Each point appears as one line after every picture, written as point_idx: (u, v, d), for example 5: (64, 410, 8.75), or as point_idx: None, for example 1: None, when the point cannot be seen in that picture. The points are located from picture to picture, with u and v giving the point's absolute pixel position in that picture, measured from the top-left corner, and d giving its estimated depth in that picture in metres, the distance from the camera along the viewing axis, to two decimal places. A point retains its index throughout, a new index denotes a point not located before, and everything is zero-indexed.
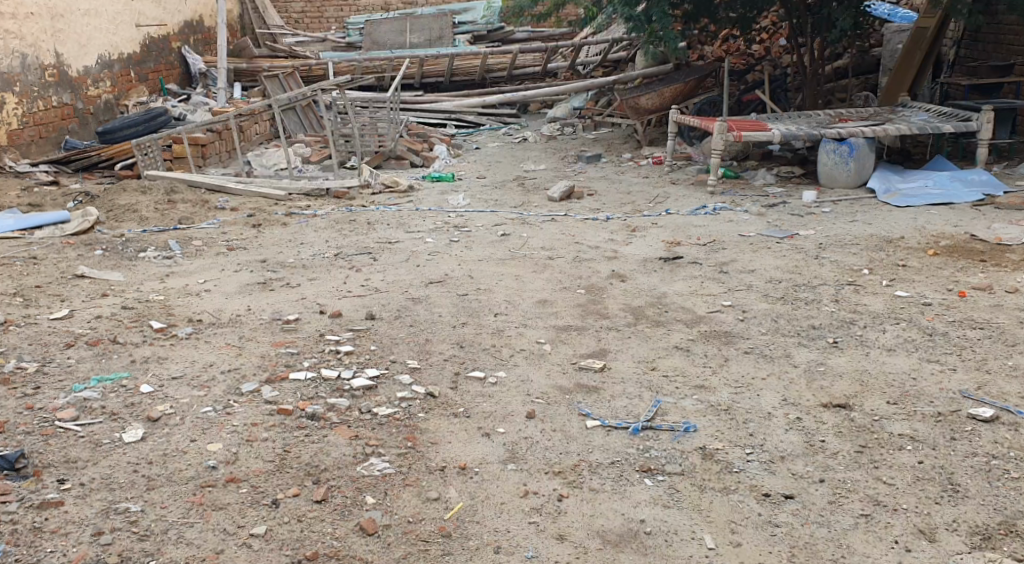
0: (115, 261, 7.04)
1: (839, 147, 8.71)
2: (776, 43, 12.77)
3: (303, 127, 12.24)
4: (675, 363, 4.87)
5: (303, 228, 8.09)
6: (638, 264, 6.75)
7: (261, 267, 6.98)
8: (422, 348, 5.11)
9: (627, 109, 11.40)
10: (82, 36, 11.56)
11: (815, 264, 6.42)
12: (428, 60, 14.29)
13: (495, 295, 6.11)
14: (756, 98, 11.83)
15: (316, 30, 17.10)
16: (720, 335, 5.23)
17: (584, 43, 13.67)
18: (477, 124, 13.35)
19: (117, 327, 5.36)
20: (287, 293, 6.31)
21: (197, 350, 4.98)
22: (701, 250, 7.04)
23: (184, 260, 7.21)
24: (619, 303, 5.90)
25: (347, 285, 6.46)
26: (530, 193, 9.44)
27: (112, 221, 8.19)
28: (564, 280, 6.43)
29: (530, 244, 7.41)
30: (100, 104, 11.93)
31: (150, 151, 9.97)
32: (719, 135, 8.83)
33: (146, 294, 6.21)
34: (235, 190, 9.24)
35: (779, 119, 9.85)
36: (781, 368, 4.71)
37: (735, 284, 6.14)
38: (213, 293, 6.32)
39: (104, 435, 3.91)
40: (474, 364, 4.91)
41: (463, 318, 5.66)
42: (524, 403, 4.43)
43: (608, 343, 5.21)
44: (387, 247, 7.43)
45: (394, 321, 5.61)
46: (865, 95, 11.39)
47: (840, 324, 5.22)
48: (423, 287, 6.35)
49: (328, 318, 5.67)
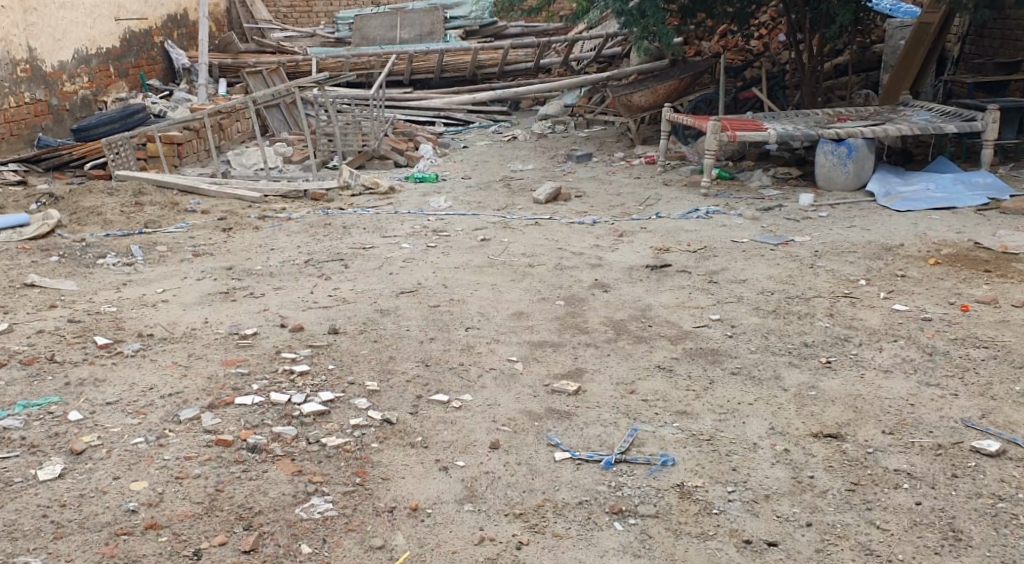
0: (70, 268, 6.71)
1: (837, 148, 8.35)
2: (774, 39, 12.38)
3: (287, 126, 11.84)
4: (656, 386, 4.49)
5: (275, 233, 7.69)
6: (621, 273, 6.37)
7: (226, 275, 6.61)
8: (383, 368, 4.73)
9: (619, 106, 10.94)
10: (57, 30, 11.17)
11: (809, 274, 6.05)
12: (417, 56, 13.88)
13: (468, 307, 5.73)
14: (753, 96, 11.43)
15: (306, 25, 16.62)
16: (706, 353, 4.85)
17: (578, 38, 13.25)
18: (467, 122, 12.96)
19: (58, 344, 5.04)
20: (248, 303, 5.94)
21: (140, 370, 4.62)
22: (690, 258, 6.67)
23: (145, 267, 6.84)
24: (600, 316, 5.52)
25: (314, 294, 6.09)
26: (515, 194, 9.06)
27: (74, 225, 7.86)
28: (543, 290, 6.06)
29: (510, 250, 7.03)
30: (76, 100, 11.57)
31: (121, 150, 9.61)
32: (712, 135, 8.46)
33: (99, 305, 5.87)
34: (208, 191, 8.86)
35: (776, 118, 9.45)
36: (771, 392, 4.32)
37: (724, 295, 5.77)
38: (171, 303, 5.95)
39: (18, 472, 3.58)
40: (439, 387, 4.52)
41: (433, 333, 5.27)
42: (489, 432, 4.05)
43: (584, 362, 4.84)
44: (360, 253, 7.05)
45: (357, 336, 5.24)
46: (866, 93, 11.00)
47: (835, 341, 4.84)
48: (393, 297, 5.97)
49: (288, 332, 5.30)
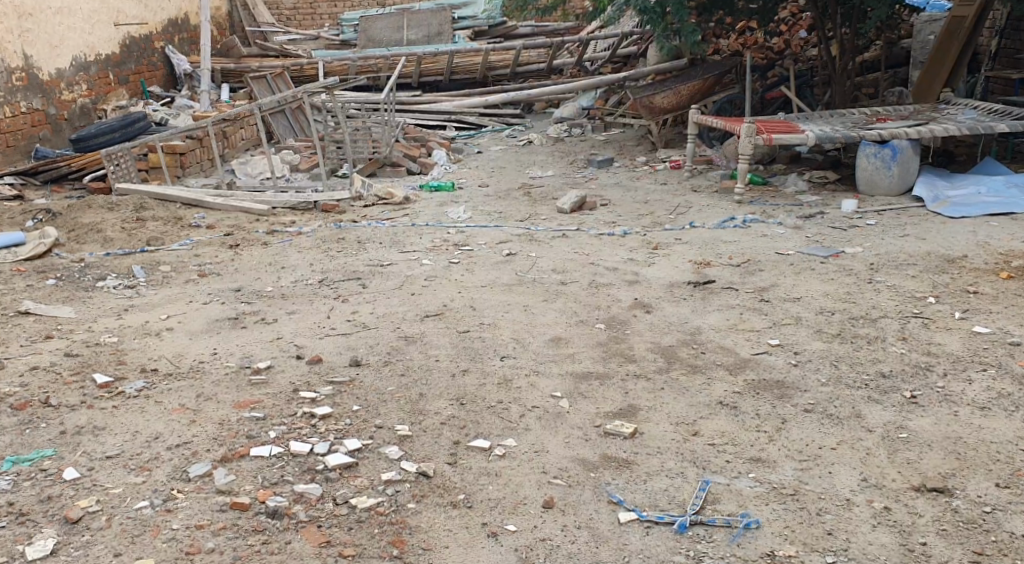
0: (69, 292, 6.25)
1: (880, 151, 7.86)
2: (795, 36, 11.78)
3: (293, 132, 11.33)
4: (722, 426, 4.01)
5: (285, 249, 7.17)
6: (663, 291, 5.87)
7: (235, 298, 6.10)
8: (413, 408, 4.23)
9: (639, 109, 10.42)
10: (54, 36, 10.70)
11: (869, 290, 5.58)
12: (426, 58, 13.29)
13: (500, 332, 5.20)
14: (781, 95, 10.92)
15: (310, 27, 16.14)
16: (772, 387, 4.36)
17: (593, 37, 12.74)
18: (479, 126, 12.46)
19: (53, 383, 4.58)
20: (262, 332, 5.45)
21: (144, 415, 4.15)
22: (735, 272, 6.19)
23: (148, 289, 6.38)
24: (647, 342, 5.01)
25: (331, 320, 5.56)
26: (537, 203, 8.57)
27: (72, 243, 7.40)
28: (580, 310, 5.53)
29: (539, 266, 6.48)
30: (74, 109, 11.08)
31: (122, 161, 9.13)
32: (747, 138, 7.95)
33: (98, 336, 5.40)
34: (212, 204, 8.35)
35: (811, 119, 8.96)
36: (854, 435, 3.86)
37: (780, 316, 5.29)
38: (177, 332, 5.47)
39: (3, 550, 3.17)
40: (478, 431, 4.03)
41: (465, 364, 4.74)
42: (540, 486, 3.59)
43: (637, 397, 4.33)
44: (378, 271, 6.48)
45: (382, 369, 4.71)
46: (898, 91, 10.42)
47: (915, 372, 4.37)
48: (418, 321, 5.40)
49: (305, 366, 4.80)
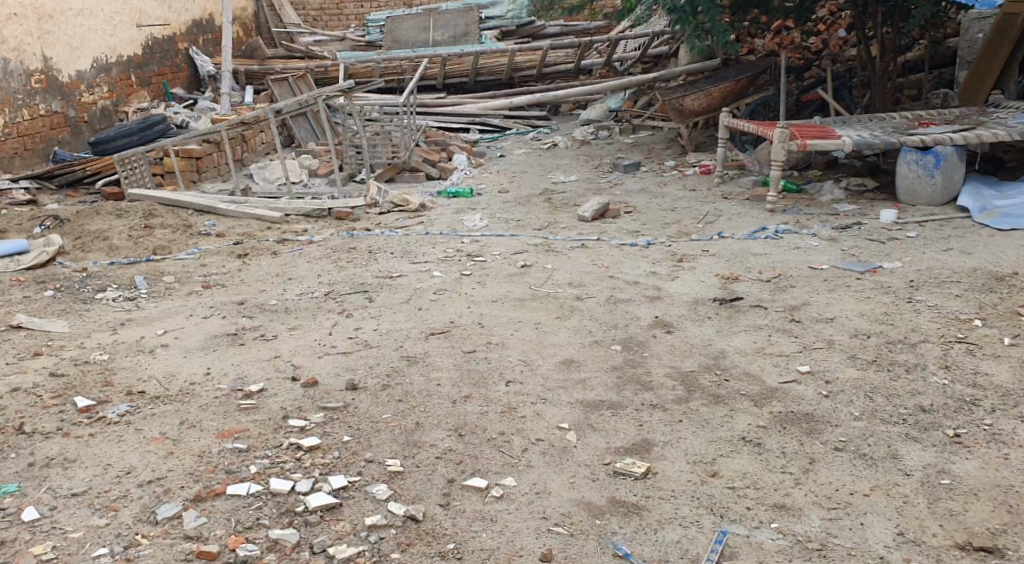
0: (66, 304, 6.03)
1: (922, 157, 7.44)
2: (834, 35, 11.24)
3: (315, 135, 11.07)
4: (744, 465, 3.66)
5: (294, 259, 6.88)
6: (686, 309, 5.51)
7: (236, 310, 5.82)
8: (407, 440, 3.91)
9: (669, 111, 10.02)
10: (74, 38, 10.52)
11: (909, 310, 5.19)
12: (451, 59, 12.98)
13: (507, 353, 4.85)
14: (818, 98, 10.46)
15: (336, 28, 15.90)
16: (801, 421, 3.99)
17: (622, 37, 12.36)
18: (503, 129, 12.13)
19: (32, 407, 4.34)
20: (259, 348, 5.14)
21: (120, 444, 3.88)
22: (764, 288, 5.81)
23: (148, 301, 6.13)
24: (666, 367, 4.65)
25: (332, 336, 5.24)
26: (559, 210, 8.22)
27: (77, 251, 7.19)
28: (595, 330, 5.18)
29: (554, 279, 6.14)
30: (95, 111, 10.89)
31: (136, 166, 8.91)
32: (780, 144, 7.56)
33: (89, 353, 5.15)
34: (225, 211, 8.09)
35: (849, 123, 8.52)
36: (891, 480, 3.50)
37: (812, 339, 4.91)
38: (171, 348, 5.19)
39: None
40: (475, 467, 3.70)
41: (467, 390, 4.40)
42: (538, 535, 3.30)
43: (651, 431, 3.99)
44: (386, 283, 6.18)
45: (379, 394, 4.38)
46: (942, 94, 9.94)
47: (960, 407, 3.99)
48: (421, 340, 5.08)
49: (300, 388, 4.49)
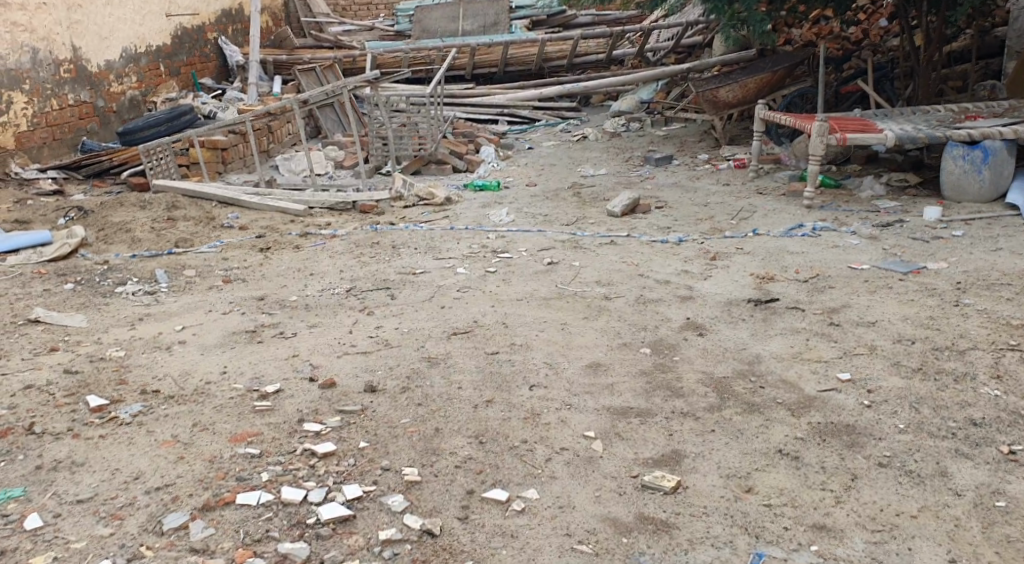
0: (85, 298, 5.92)
1: (969, 152, 7.16)
2: (875, 25, 10.89)
3: (342, 126, 10.94)
4: (780, 480, 3.47)
5: (317, 254, 6.74)
6: (718, 310, 5.29)
7: (256, 307, 5.68)
8: (426, 447, 3.74)
9: (702, 103, 9.75)
10: (104, 27, 10.44)
11: (957, 315, 4.96)
12: (480, 49, 12.78)
13: (532, 355, 4.67)
14: (857, 90, 10.15)
15: (365, 17, 15.76)
16: (841, 433, 3.78)
17: (654, 27, 12.09)
18: (533, 120, 11.92)
19: (44, 407, 4.22)
20: (277, 346, 4.99)
21: (130, 448, 3.75)
22: (801, 289, 5.58)
23: (168, 296, 6.01)
24: (697, 372, 4.45)
25: (352, 335, 5.08)
26: (588, 205, 8.01)
27: (100, 243, 7.10)
28: (623, 331, 4.99)
29: (582, 277, 5.95)
30: (123, 101, 10.81)
31: (162, 157, 8.79)
32: (818, 138, 7.29)
33: (105, 349, 5.03)
34: (248, 203, 7.98)
35: (890, 117, 8.24)
36: (940, 500, 3.29)
37: (852, 344, 4.68)
38: (188, 345, 5.05)
39: None
40: (496, 478, 3.52)
41: (489, 394, 4.23)
42: (561, 554, 3.13)
43: (682, 441, 3.79)
44: (409, 280, 6.02)
45: (398, 397, 4.21)
46: (988, 86, 9.61)
47: (1013, 421, 3.77)
48: (443, 340, 4.92)
49: (317, 389, 4.33)
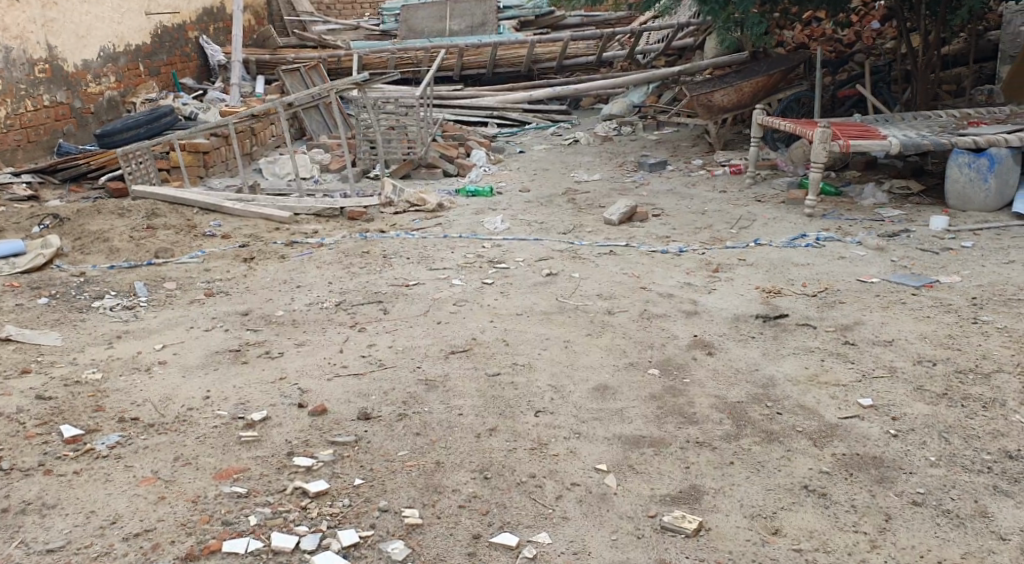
0: (61, 314, 5.62)
1: (975, 160, 6.97)
2: (868, 27, 10.70)
3: (327, 128, 10.65)
4: (807, 520, 3.32)
5: (304, 264, 6.46)
6: (727, 327, 5.05)
7: (241, 323, 5.40)
8: (427, 484, 3.52)
9: (697, 107, 9.51)
10: (80, 25, 10.09)
11: (976, 333, 4.77)
12: (468, 49, 12.50)
13: (536, 377, 4.41)
14: (854, 93, 9.94)
15: (350, 16, 15.46)
16: (869, 466, 3.59)
17: (646, 29, 11.86)
18: (523, 123, 11.66)
19: (14, 437, 3.93)
20: (264, 366, 4.71)
21: (106, 485, 3.55)
22: (812, 303, 5.35)
23: (147, 310, 5.71)
24: (711, 395, 4.20)
25: (343, 354, 4.80)
26: (583, 212, 7.76)
27: (76, 253, 6.79)
28: (630, 350, 4.74)
29: (583, 290, 5.69)
30: (101, 102, 10.45)
31: (142, 160, 8.46)
32: (822, 144, 7.05)
33: (80, 371, 4.73)
34: (231, 210, 7.68)
35: (891, 122, 8.04)
36: (983, 545, 3.20)
37: (871, 365, 4.46)
38: (169, 366, 4.75)
39: None
40: (506, 520, 3.35)
41: (492, 421, 3.97)
42: None
43: (700, 474, 3.57)
44: (402, 293, 5.75)
45: (394, 426, 3.94)
46: (987, 90, 9.42)
47: None
48: (441, 360, 4.65)
49: (307, 416, 4.05)
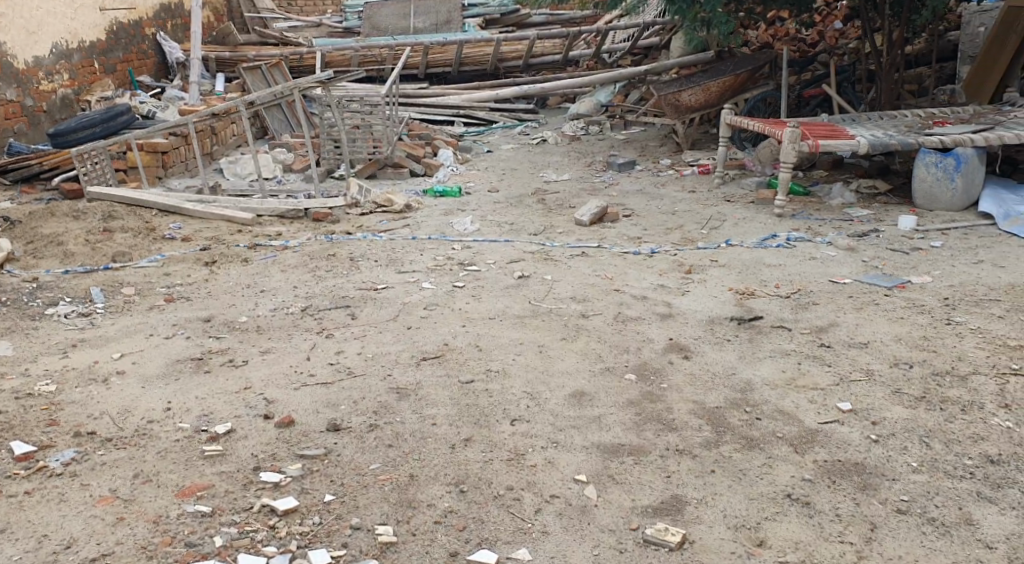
0: (13, 321, 5.41)
1: (942, 160, 6.96)
2: (831, 27, 10.73)
3: (289, 127, 10.45)
4: (791, 531, 3.26)
5: (267, 267, 6.29)
6: (702, 330, 4.97)
7: (203, 329, 5.23)
8: (400, 499, 3.41)
9: (664, 106, 9.46)
10: (31, 21, 9.79)
11: (951, 334, 4.74)
12: (433, 48, 12.36)
13: (511, 384, 4.31)
14: (820, 92, 9.94)
15: (312, 13, 15.24)
16: (851, 472, 3.54)
17: (612, 27, 11.79)
18: (489, 122, 11.56)
19: None
20: (228, 375, 4.55)
21: (60, 506, 3.39)
22: (786, 305, 5.30)
23: (105, 317, 5.52)
24: (688, 400, 4.12)
25: (311, 361, 4.66)
26: (552, 212, 7.66)
27: (29, 258, 6.56)
28: (605, 354, 4.65)
29: (556, 293, 5.59)
30: (54, 100, 10.16)
31: (97, 160, 8.22)
32: (791, 143, 7.02)
33: (34, 382, 4.54)
34: (191, 211, 7.47)
35: (859, 121, 8.04)
36: (970, 555, 3.16)
37: (848, 368, 4.41)
38: (128, 376, 4.58)
39: None
40: (483, 536, 3.25)
41: (467, 431, 3.85)
42: None
43: (681, 484, 3.50)
44: (371, 297, 5.61)
45: (365, 437, 3.81)
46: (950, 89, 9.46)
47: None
48: (413, 366, 4.53)
49: (274, 428, 3.90)
